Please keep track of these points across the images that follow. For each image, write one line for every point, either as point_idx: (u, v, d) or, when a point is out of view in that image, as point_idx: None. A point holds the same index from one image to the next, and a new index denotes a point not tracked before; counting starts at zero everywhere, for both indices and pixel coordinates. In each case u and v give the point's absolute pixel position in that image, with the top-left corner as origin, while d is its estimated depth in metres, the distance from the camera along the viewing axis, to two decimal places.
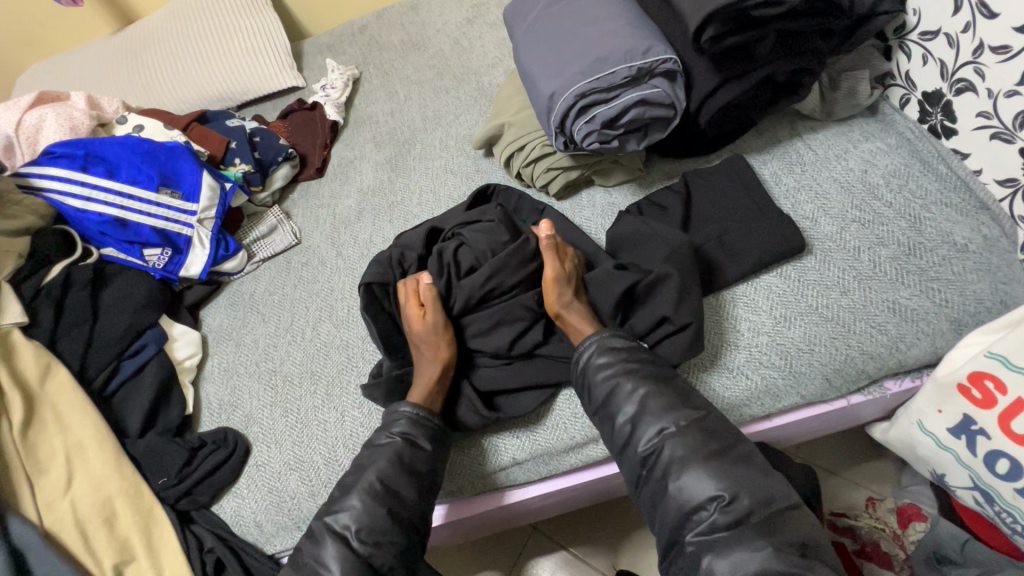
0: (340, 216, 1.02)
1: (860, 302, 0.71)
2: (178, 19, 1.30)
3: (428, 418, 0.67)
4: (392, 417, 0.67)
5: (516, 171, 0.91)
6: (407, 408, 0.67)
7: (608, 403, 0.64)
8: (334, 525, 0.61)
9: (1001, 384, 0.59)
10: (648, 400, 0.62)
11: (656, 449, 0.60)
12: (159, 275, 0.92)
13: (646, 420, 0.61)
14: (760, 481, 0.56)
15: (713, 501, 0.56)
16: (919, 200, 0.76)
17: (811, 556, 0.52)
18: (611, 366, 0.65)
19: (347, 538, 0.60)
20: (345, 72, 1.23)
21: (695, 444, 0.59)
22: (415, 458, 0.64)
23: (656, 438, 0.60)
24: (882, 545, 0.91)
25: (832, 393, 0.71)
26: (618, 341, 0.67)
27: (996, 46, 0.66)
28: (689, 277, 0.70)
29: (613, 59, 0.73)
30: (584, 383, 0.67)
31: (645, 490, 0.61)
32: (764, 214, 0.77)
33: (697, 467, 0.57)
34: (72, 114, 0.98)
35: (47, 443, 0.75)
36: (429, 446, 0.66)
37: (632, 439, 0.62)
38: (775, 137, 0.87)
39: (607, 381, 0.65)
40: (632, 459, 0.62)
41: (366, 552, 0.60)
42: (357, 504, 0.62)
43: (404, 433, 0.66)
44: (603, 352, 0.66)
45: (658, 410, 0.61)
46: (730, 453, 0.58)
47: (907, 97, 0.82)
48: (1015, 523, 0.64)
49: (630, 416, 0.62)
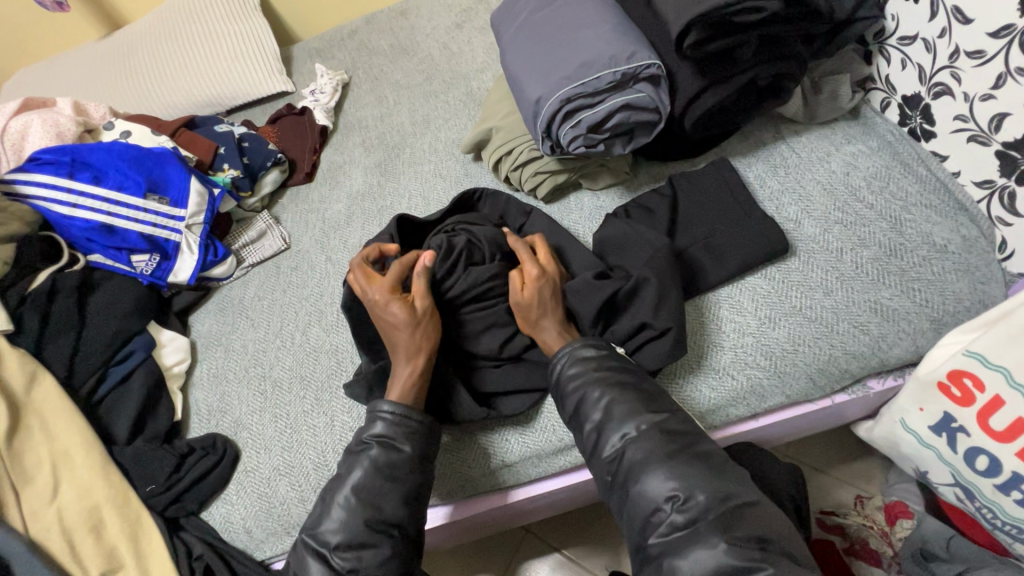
0: (330, 220, 1.02)
1: (843, 303, 0.72)
2: (167, 23, 1.30)
3: (409, 418, 0.64)
4: (370, 418, 0.65)
5: (504, 176, 0.91)
6: (387, 408, 0.65)
7: (578, 412, 0.65)
8: (311, 543, 0.61)
9: (980, 381, 0.61)
10: (612, 405, 0.63)
11: (620, 453, 0.61)
12: (147, 281, 0.92)
13: (609, 427, 0.62)
14: (717, 477, 0.57)
15: (670, 500, 0.57)
16: (900, 201, 0.77)
17: (771, 550, 0.53)
18: (579, 376, 0.66)
19: (327, 556, 0.60)
20: (334, 77, 1.23)
21: (654, 446, 0.60)
22: (393, 461, 0.63)
23: (619, 443, 0.61)
24: (871, 543, 0.93)
25: (816, 392, 0.72)
26: (587, 351, 0.67)
27: (971, 51, 0.68)
28: (668, 279, 0.71)
29: (598, 65, 0.74)
30: (557, 392, 0.68)
31: (615, 493, 0.62)
32: (749, 217, 0.78)
33: (659, 468, 0.58)
34: (58, 119, 0.97)
35: (32, 452, 0.74)
36: (408, 449, 0.64)
37: (598, 446, 0.63)
38: (759, 140, 0.88)
39: (575, 391, 0.65)
40: (600, 464, 0.63)
41: (347, 569, 0.59)
42: (338, 518, 0.61)
43: (381, 437, 0.64)
44: (574, 363, 0.67)
45: (621, 415, 0.62)
46: (690, 449, 0.59)
47: (888, 100, 0.84)
48: (996, 519, 0.66)
49: (596, 424, 0.63)
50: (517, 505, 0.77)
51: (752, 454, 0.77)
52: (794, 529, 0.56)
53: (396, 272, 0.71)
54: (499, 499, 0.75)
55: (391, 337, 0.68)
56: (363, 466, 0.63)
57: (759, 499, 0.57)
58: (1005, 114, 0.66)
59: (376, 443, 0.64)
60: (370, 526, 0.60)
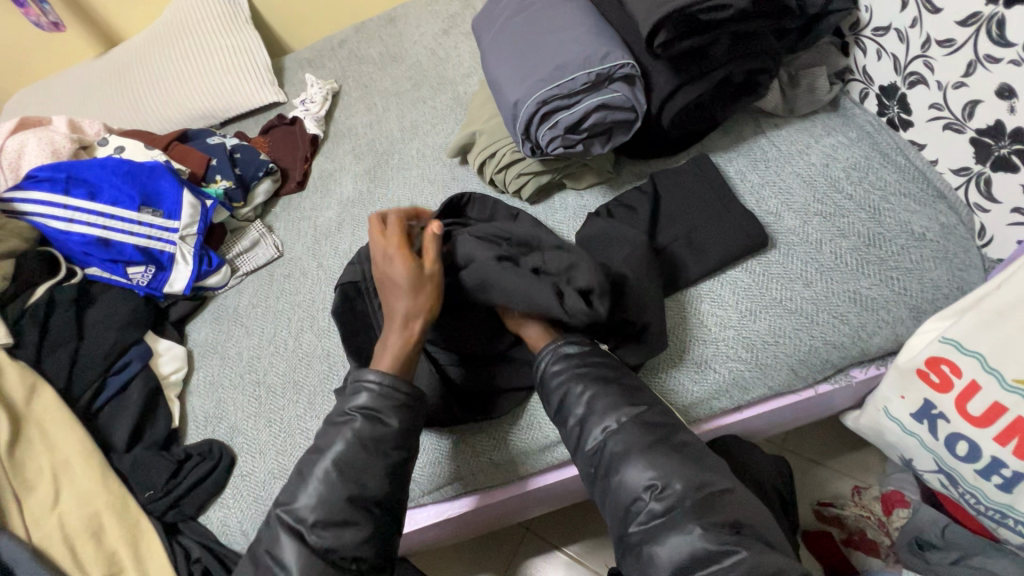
0: (321, 227, 1.04)
1: (822, 293, 0.72)
2: (160, 39, 1.32)
3: (393, 391, 0.64)
4: (355, 389, 0.65)
5: (489, 178, 0.93)
6: (372, 377, 0.65)
7: (561, 408, 0.66)
8: (286, 518, 0.61)
9: (957, 368, 0.61)
10: (595, 399, 0.64)
11: (601, 446, 0.62)
12: (143, 292, 0.94)
13: (592, 420, 0.63)
14: (693, 465, 0.58)
15: (649, 489, 0.58)
16: (878, 191, 0.78)
17: (745, 534, 0.54)
18: (563, 372, 0.67)
19: (302, 532, 0.60)
20: (323, 86, 1.25)
21: (634, 438, 0.61)
22: (377, 434, 0.63)
23: (601, 435, 0.62)
24: (868, 534, 0.93)
25: (798, 383, 0.72)
26: (570, 347, 0.68)
27: (942, 40, 0.68)
28: (649, 275, 0.72)
29: (572, 66, 0.75)
30: (541, 389, 0.69)
31: (596, 485, 0.62)
32: (729, 211, 0.78)
33: (636, 458, 0.59)
34: (53, 138, 1.00)
35: (34, 460, 0.76)
36: (395, 423, 0.64)
37: (581, 440, 0.64)
38: (740, 134, 0.88)
39: (558, 386, 0.66)
40: (583, 457, 0.64)
41: (323, 546, 0.59)
42: (311, 495, 0.61)
43: (365, 409, 0.64)
44: (557, 359, 0.68)
45: (603, 409, 0.63)
46: (667, 440, 0.60)
47: (866, 91, 0.84)
48: (979, 504, 0.66)
49: (579, 418, 0.64)
50: (504, 504, 0.78)
51: (738, 446, 0.77)
52: (772, 518, 0.57)
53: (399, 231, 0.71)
54: (490, 496, 0.76)
55: (390, 298, 0.68)
56: (345, 438, 0.63)
57: (734, 487, 0.57)
58: (977, 102, 0.67)
59: (360, 415, 0.64)
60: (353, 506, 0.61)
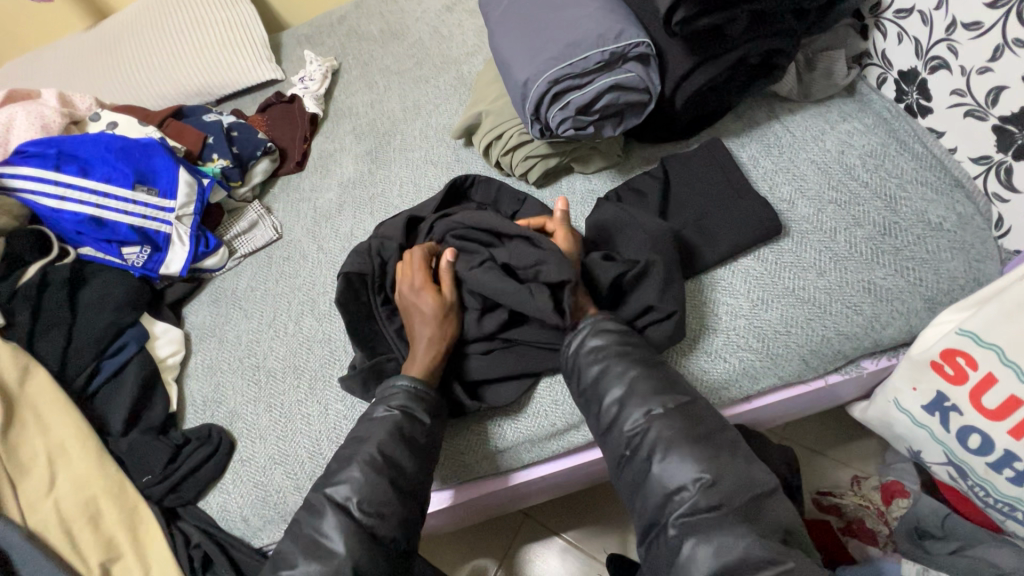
0: (322, 209, 1.01)
1: (836, 283, 0.71)
2: (154, 12, 1.28)
3: (427, 392, 0.66)
4: (388, 392, 0.67)
5: (495, 160, 0.90)
6: (403, 381, 0.66)
7: (598, 385, 0.64)
8: (331, 499, 0.61)
9: (973, 359, 0.60)
10: (637, 381, 0.62)
11: (642, 431, 0.60)
12: (138, 274, 0.92)
13: (632, 403, 0.61)
14: (728, 463, 0.57)
15: (696, 482, 0.56)
16: (895, 179, 0.76)
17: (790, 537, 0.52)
18: (605, 347, 0.65)
19: (343, 516, 0.60)
20: (323, 64, 1.21)
21: (679, 428, 0.59)
22: (414, 430, 0.64)
23: (643, 420, 0.60)
24: (867, 522, 0.93)
25: (809, 373, 0.71)
26: (611, 324, 0.67)
27: (968, 23, 0.66)
28: (669, 260, 0.71)
29: (585, 44, 0.73)
30: (573, 368, 0.67)
31: (627, 470, 0.61)
32: (741, 197, 0.77)
33: (681, 450, 0.58)
34: (42, 111, 0.96)
35: (28, 444, 0.74)
36: (429, 420, 0.65)
37: (617, 420, 0.62)
38: (753, 119, 0.86)
39: (596, 362, 0.65)
40: (617, 440, 0.62)
41: (369, 518, 0.59)
42: (356, 474, 0.61)
43: (400, 408, 0.65)
44: (597, 334, 0.66)
45: (646, 393, 0.62)
46: (701, 436, 0.59)
47: (884, 76, 0.82)
48: (988, 497, 0.65)
49: (617, 399, 0.62)
50: (511, 490, 0.77)
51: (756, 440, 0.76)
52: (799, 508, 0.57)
53: (420, 261, 0.73)
54: (494, 483, 0.75)
55: (415, 326, 0.71)
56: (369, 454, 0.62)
57: (761, 477, 0.57)
58: (1003, 87, 0.65)
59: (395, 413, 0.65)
60: (398, 489, 0.61)
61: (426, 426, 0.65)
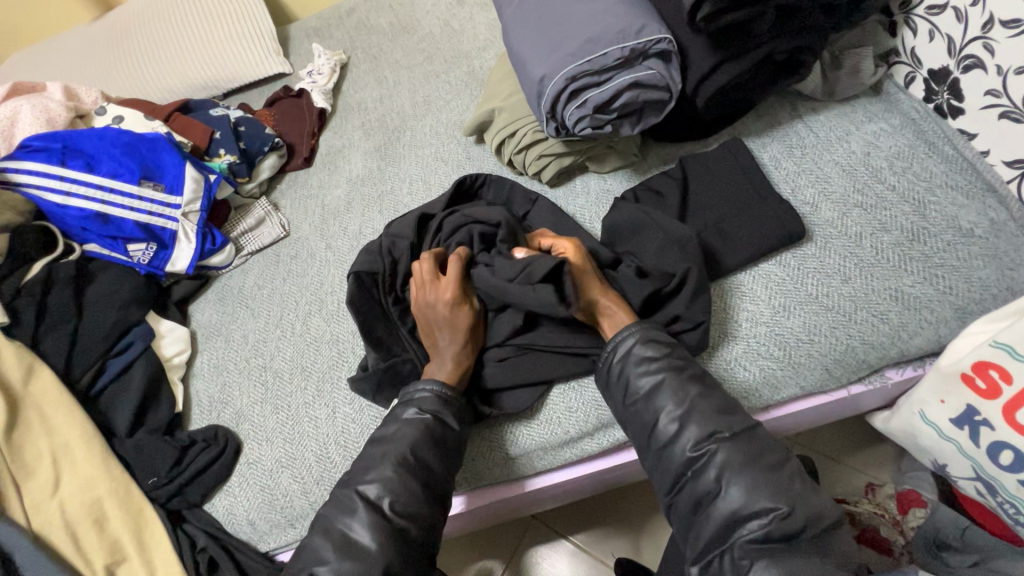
0: (330, 207, 1.00)
1: (861, 290, 0.69)
2: (160, 4, 1.26)
3: (455, 395, 0.65)
4: (413, 397, 0.65)
5: (508, 159, 0.88)
6: (431, 385, 0.65)
7: (652, 399, 0.62)
8: (352, 513, 0.59)
9: (1006, 373, 0.58)
10: (701, 400, 0.60)
11: (708, 453, 0.58)
12: (143, 271, 0.90)
13: (691, 425, 0.59)
14: (784, 489, 0.55)
15: (771, 512, 0.54)
16: (923, 182, 0.74)
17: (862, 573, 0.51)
18: (661, 360, 0.63)
19: (362, 530, 0.58)
20: (331, 57, 1.19)
21: (746, 452, 0.57)
22: (444, 434, 0.63)
23: (711, 443, 0.58)
24: (882, 531, 0.91)
25: (832, 383, 0.69)
26: (661, 336, 0.65)
27: (1007, 20, 0.63)
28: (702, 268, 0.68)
29: (605, 40, 0.70)
30: (620, 377, 0.64)
31: (686, 491, 0.58)
32: (764, 200, 0.74)
33: (748, 478, 0.55)
34: (47, 105, 0.95)
35: (32, 445, 0.73)
36: (458, 425, 0.65)
37: (677, 439, 0.59)
38: (774, 119, 0.84)
39: (650, 374, 0.63)
40: (676, 460, 0.59)
41: (389, 532, 0.58)
42: (387, 474, 0.60)
43: (430, 411, 0.64)
44: (648, 344, 0.64)
45: (709, 414, 0.59)
46: (760, 462, 0.56)
47: (912, 75, 0.79)
48: (1018, 515, 0.63)
49: (677, 418, 0.60)
50: (522, 497, 0.75)
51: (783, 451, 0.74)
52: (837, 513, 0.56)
53: (456, 273, 0.69)
54: (504, 492, 0.73)
55: (445, 339, 0.68)
56: (392, 469, 0.60)
57: (803, 488, 0.55)
58: None
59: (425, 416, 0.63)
60: (425, 492, 0.61)
61: (457, 432, 0.64)
